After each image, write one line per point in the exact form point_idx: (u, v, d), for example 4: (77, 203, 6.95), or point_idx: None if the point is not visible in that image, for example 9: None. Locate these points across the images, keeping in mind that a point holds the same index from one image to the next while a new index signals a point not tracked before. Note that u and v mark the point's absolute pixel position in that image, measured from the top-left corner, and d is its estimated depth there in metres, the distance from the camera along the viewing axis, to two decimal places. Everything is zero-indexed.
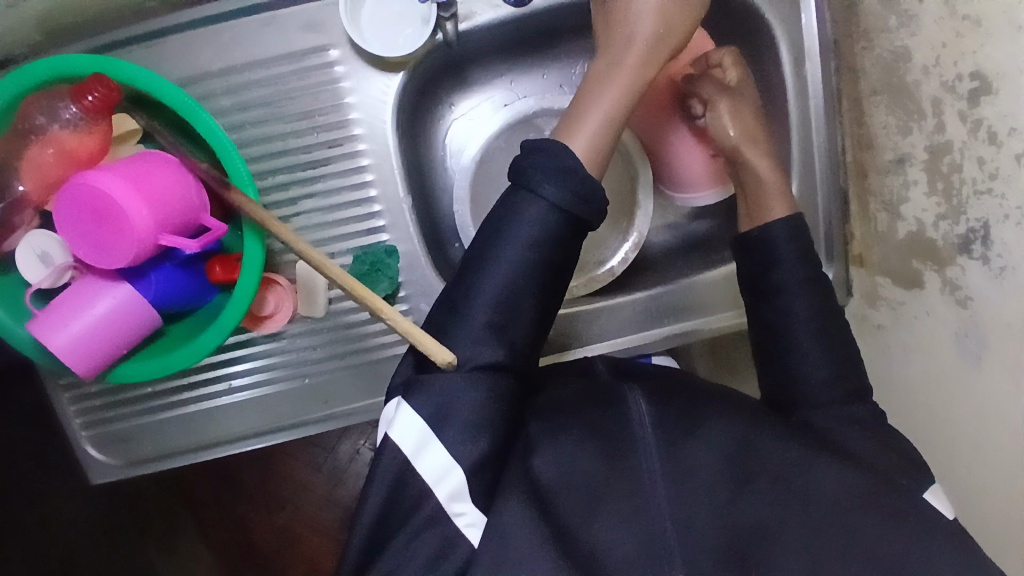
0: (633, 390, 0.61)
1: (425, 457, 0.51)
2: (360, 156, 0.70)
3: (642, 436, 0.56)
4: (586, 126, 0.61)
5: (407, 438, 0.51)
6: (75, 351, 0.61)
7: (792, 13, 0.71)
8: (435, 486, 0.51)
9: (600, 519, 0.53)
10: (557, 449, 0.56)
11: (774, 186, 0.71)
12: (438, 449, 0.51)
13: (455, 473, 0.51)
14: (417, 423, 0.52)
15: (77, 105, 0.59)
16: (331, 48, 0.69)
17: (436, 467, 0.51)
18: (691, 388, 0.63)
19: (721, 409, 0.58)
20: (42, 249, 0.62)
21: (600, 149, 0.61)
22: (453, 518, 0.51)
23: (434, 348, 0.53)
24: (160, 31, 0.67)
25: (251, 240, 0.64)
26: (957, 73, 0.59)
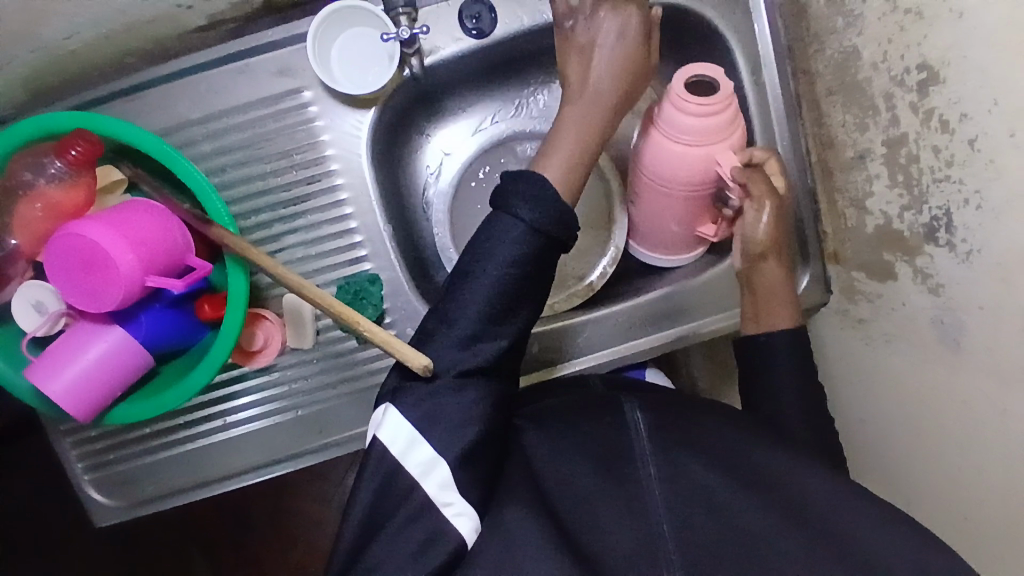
0: (631, 402, 0.62)
1: (412, 455, 0.51)
2: (338, 190, 0.73)
3: (642, 449, 0.58)
4: (558, 154, 0.59)
5: (396, 439, 0.52)
6: (72, 396, 0.63)
7: (745, 23, 0.73)
8: (422, 480, 0.51)
9: (602, 526, 0.55)
10: (547, 455, 0.58)
11: (785, 292, 0.71)
12: (425, 446, 0.51)
13: (441, 466, 0.51)
14: (405, 424, 0.52)
15: (62, 159, 0.62)
16: (304, 90, 0.72)
17: (423, 462, 0.51)
18: (688, 401, 0.65)
19: (716, 423, 0.60)
20: (37, 299, 0.65)
21: (574, 177, 0.59)
22: (443, 509, 0.51)
23: (410, 355, 0.53)
24: (141, 85, 0.71)
25: (235, 274, 0.66)
26: (905, 66, 0.61)
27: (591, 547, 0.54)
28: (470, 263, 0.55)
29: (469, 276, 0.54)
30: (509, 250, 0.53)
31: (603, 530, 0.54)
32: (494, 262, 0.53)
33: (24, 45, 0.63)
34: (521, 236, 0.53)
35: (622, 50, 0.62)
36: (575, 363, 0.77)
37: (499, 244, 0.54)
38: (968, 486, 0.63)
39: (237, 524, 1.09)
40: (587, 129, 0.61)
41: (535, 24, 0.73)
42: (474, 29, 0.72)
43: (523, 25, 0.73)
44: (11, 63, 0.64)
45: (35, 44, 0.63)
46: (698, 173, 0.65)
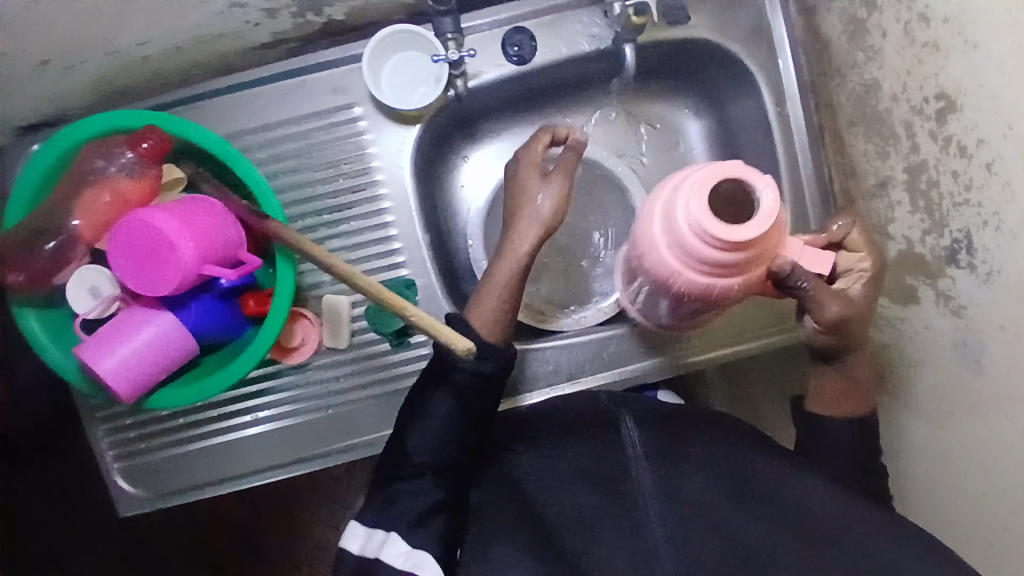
0: (625, 416, 0.67)
1: (369, 542, 0.58)
2: (381, 199, 0.77)
3: (636, 464, 0.62)
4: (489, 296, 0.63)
5: (353, 539, 0.59)
6: (120, 373, 0.65)
7: (769, 59, 0.77)
8: (381, 553, 0.57)
9: (599, 547, 0.57)
10: (546, 471, 0.63)
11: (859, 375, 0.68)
12: (377, 532, 0.58)
13: (393, 536, 0.58)
14: (356, 525, 0.59)
15: (132, 151, 0.66)
16: (354, 106, 0.77)
17: (378, 543, 0.58)
18: (684, 415, 0.69)
19: (705, 437, 0.65)
20: (92, 283, 0.68)
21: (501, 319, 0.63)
22: (404, 566, 0.56)
23: (456, 337, 0.57)
24: (201, 95, 0.76)
25: (284, 267, 0.70)
26: (924, 96, 0.64)
27: (587, 557, 0.56)
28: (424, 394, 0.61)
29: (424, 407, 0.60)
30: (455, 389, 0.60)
31: (601, 544, 0.57)
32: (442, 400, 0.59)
33: (101, 49, 0.68)
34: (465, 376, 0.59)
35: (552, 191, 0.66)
36: (596, 376, 0.79)
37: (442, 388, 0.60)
38: (988, 510, 0.63)
39: (249, 543, 1.10)
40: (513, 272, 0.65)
41: (572, 54, 0.77)
42: (516, 55, 0.76)
43: (561, 54, 0.77)
44: (85, 64, 0.69)
45: (112, 48, 0.68)
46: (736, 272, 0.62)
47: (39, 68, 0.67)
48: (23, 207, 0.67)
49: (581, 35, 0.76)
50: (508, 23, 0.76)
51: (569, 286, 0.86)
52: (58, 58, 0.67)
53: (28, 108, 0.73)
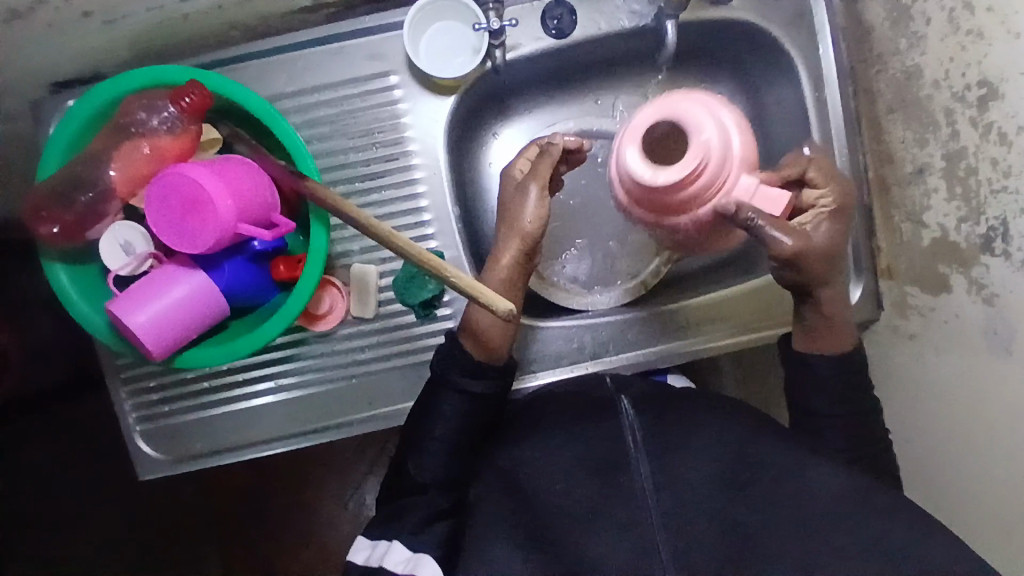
0: (623, 399, 0.65)
1: (374, 552, 0.62)
2: (414, 170, 0.77)
3: (636, 449, 0.61)
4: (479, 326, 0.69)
5: (361, 553, 0.63)
6: (153, 331, 0.65)
7: (810, 44, 0.77)
8: (384, 561, 0.60)
9: (593, 537, 0.57)
10: (543, 462, 0.62)
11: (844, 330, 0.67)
12: (382, 543, 0.62)
13: (396, 544, 0.61)
14: (365, 541, 0.64)
15: (175, 106, 0.65)
16: (391, 74, 0.77)
17: (382, 552, 0.61)
18: (684, 396, 0.67)
19: (714, 419, 0.63)
20: (125, 240, 0.69)
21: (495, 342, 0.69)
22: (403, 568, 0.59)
23: (496, 298, 0.55)
24: (240, 57, 0.76)
25: (317, 230, 0.69)
26: (966, 82, 0.64)
27: (584, 547, 0.57)
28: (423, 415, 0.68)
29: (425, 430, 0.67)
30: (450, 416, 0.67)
31: (599, 536, 0.57)
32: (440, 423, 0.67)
33: (143, 3, 0.67)
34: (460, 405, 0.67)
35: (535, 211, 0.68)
36: (622, 356, 0.80)
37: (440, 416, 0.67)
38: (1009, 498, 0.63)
39: (255, 517, 1.10)
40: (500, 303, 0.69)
41: (611, 30, 0.77)
42: (555, 28, 0.76)
43: (600, 30, 0.77)
44: (126, 19, 0.68)
45: (154, 4, 0.67)
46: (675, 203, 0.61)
47: (80, 20, 0.66)
48: (59, 155, 0.67)
49: (621, 11, 0.76)
50: None
51: (596, 266, 0.86)
52: (99, 11, 0.66)
53: (67, 61, 0.72)
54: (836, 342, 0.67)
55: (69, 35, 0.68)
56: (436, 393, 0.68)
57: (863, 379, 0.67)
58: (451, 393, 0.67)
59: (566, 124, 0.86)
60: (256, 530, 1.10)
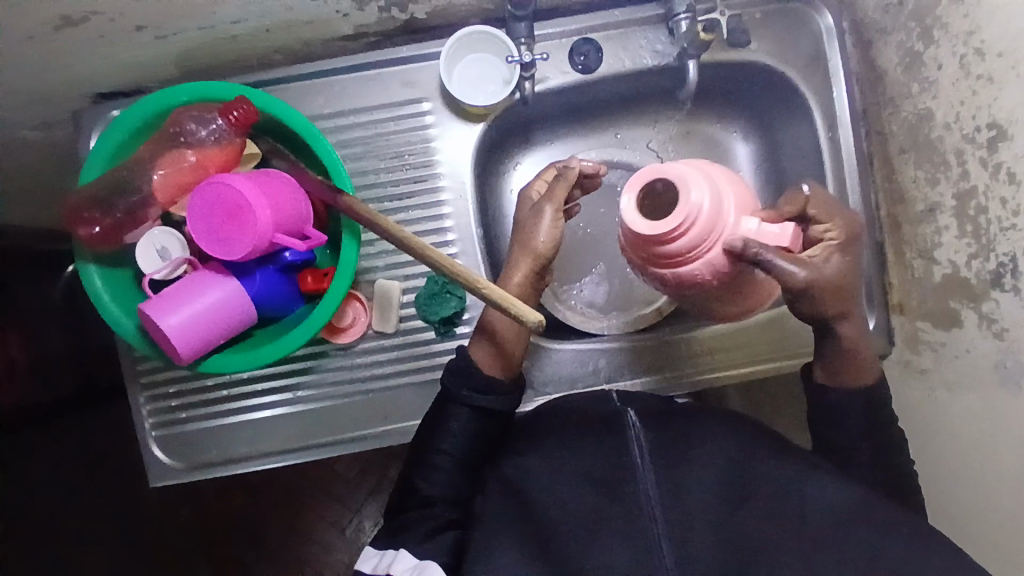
0: (628, 411, 0.66)
1: (380, 561, 0.63)
2: (440, 192, 0.80)
3: (640, 462, 0.61)
4: (490, 341, 0.71)
5: (367, 563, 0.63)
6: (181, 333, 0.66)
7: (824, 86, 0.80)
8: (391, 569, 0.61)
9: (596, 550, 0.57)
10: (550, 477, 0.63)
11: (868, 353, 0.67)
12: (389, 552, 0.63)
13: (403, 552, 0.62)
14: (372, 551, 0.64)
15: (223, 120, 0.68)
16: (424, 100, 0.80)
17: (389, 559, 0.62)
18: (682, 413, 0.67)
19: (711, 436, 0.63)
20: (163, 245, 0.71)
21: (505, 357, 0.71)
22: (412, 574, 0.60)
23: (525, 310, 0.55)
24: (281, 79, 0.79)
25: (348, 244, 0.71)
26: (976, 125, 0.67)
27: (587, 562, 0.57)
28: (433, 429, 0.68)
29: (435, 444, 0.67)
30: (458, 431, 0.67)
31: (603, 548, 0.57)
32: (448, 436, 0.67)
33: (196, 22, 0.70)
34: (467, 419, 0.67)
35: (548, 235, 0.70)
36: (635, 381, 0.81)
37: (448, 430, 0.67)
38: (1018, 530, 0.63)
39: (252, 538, 1.09)
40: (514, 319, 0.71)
41: (636, 67, 0.80)
42: (581, 64, 0.80)
43: (624, 67, 0.81)
44: (176, 35, 0.72)
45: (206, 23, 0.71)
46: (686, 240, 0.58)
47: (133, 34, 0.69)
48: (102, 162, 0.69)
49: (645, 50, 0.80)
50: (576, 34, 0.80)
51: (612, 293, 0.89)
52: (152, 26, 0.69)
53: (115, 72, 0.76)
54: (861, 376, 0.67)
55: (120, 47, 0.71)
56: (444, 411, 0.68)
57: (880, 407, 0.67)
58: (460, 408, 0.68)
59: (588, 155, 0.90)
60: (253, 551, 1.09)
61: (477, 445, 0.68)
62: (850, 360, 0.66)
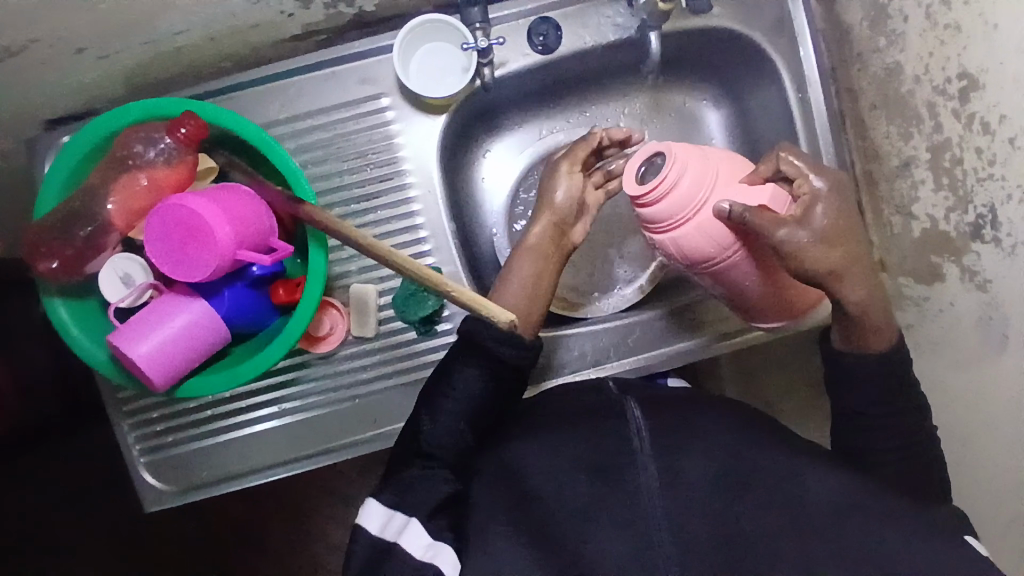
0: (631, 403, 0.66)
1: (389, 525, 0.59)
2: (408, 189, 0.78)
3: (641, 448, 0.61)
4: (511, 292, 0.68)
5: (372, 520, 0.60)
6: (153, 361, 0.65)
7: (791, 48, 0.78)
8: (400, 539, 0.58)
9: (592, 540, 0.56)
10: (543, 468, 0.62)
11: (880, 306, 0.63)
12: (398, 518, 0.59)
13: (414, 524, 0.58)
14: (380, 508, 0.60)
15: (171, 137, 0.65)
16: (383, 96, 0.78)
17: (399, 527, 0.58)
18: (685, 401, 0.67)
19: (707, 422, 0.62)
20: (125, 272, 0.68)
21: (528, 312, 0.67)
22: (420, 553, 0.57)
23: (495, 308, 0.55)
24: (233, 86, 0.77)
25: (315, 252, 0.69)
26: (947, 76, 0.65)
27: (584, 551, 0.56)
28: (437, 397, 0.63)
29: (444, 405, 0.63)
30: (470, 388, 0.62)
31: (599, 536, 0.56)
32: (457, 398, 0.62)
33: (139, 37, 0.68)
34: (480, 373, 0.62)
35: (571, 192, 0.72)
36: (622, 363, 0.80)
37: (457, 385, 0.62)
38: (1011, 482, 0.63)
39: (258, 546, 1.09)
40: (541, 272, 0.69)
41: (596, 44, 0.78)
42: (541, 45, 0.77)
43: (586, 43, 0.78)
44: (120, 53, 0.69)
45: (149, 37, 0.68)
46: (678, 208, 0.62)
47: (75, 56, 0.67)
48: (58, 190, 0.67)
49: (606, 25, 0.78)
50: (534, 14, 0.78)
51: (592, 272, 0.88)
52: (94, 46, 0.67)
53: (62, 96, 0.73)
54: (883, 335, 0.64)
55: (63, 71, 0.68)
56: (447, 382, 0.63)
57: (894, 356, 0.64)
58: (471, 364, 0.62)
59: (555, 137, 0.88)
60: (260, 559, 1.09)
61: (483, 410, 0.63)
62: (862, 321, 0.63)
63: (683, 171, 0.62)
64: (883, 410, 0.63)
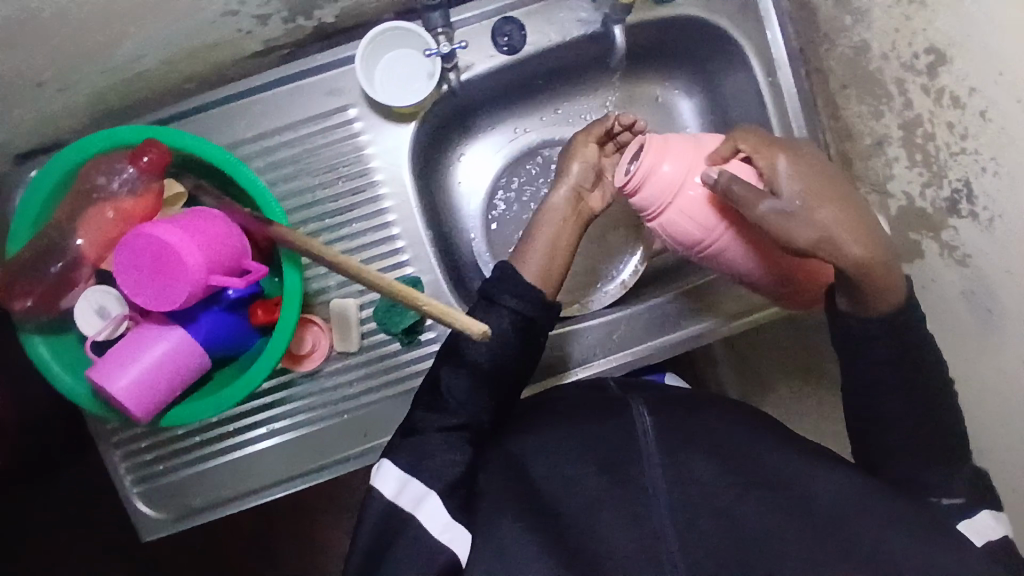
0: (637, 404, 0.66)
1: (404, 493, 0.57)
2: (382, 199, 0.77)
3: (647, 447, 0.61)
4: (534, 255, 0.68)
5: (387, 484, 0.58)
6: (133, 393, 0.64)
7: (758, 31, 0.77)
8: (417, 510, 0.56)
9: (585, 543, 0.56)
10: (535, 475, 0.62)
11: (889, 269, 0.58)
12: (415, 487, 0.57)
13: (432, 497, 0.57)
14: (396, 473, 0.58)
15: (134, 166, 0.65)
16: (349, 107, 0.77)
17: (415, 498, 0.57)
18: (688, 399, 0.68)
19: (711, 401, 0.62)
20: (100, 304, 0.67)
21: (551, 274, 0.67)
22: (435, 530, 0.56)
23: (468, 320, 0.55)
24: (197, 108, 0.75)
25: (290, 271, 0.69)
26: (914, 52, 0.65)
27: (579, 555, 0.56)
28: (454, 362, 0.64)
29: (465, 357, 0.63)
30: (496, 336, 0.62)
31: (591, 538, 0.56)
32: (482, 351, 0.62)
33: (98, 65, 0.67)
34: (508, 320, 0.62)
35: (586, 164, 0.72)
36: (608, 361, 0.79)
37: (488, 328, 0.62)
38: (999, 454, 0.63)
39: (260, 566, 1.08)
40: (562, 235, 0.69)
41: (562, 41, 0.77)
42: (506, 45, 0.77)
43: (551, 40, 0.77)
44: (80, 84, 0.68)
45: (108, 65, 0.67)
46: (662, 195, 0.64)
47: (35, 90, 0.66)
48: (28, 227, 0.66)
49: (570, 20, 0.77)
50: (496, 14, 0.77)
51: (577, 268, 0.88)
52: (53, 79, 0.66)
53: (24, 132, 0.72)
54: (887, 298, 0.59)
55: (23, 106, 0.67)
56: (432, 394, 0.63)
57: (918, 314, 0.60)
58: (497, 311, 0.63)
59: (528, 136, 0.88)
60: None
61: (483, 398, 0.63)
62: (869, 284, 0.58)
63: (660, 161, 0.64)
64: (896, 390, 0.60)
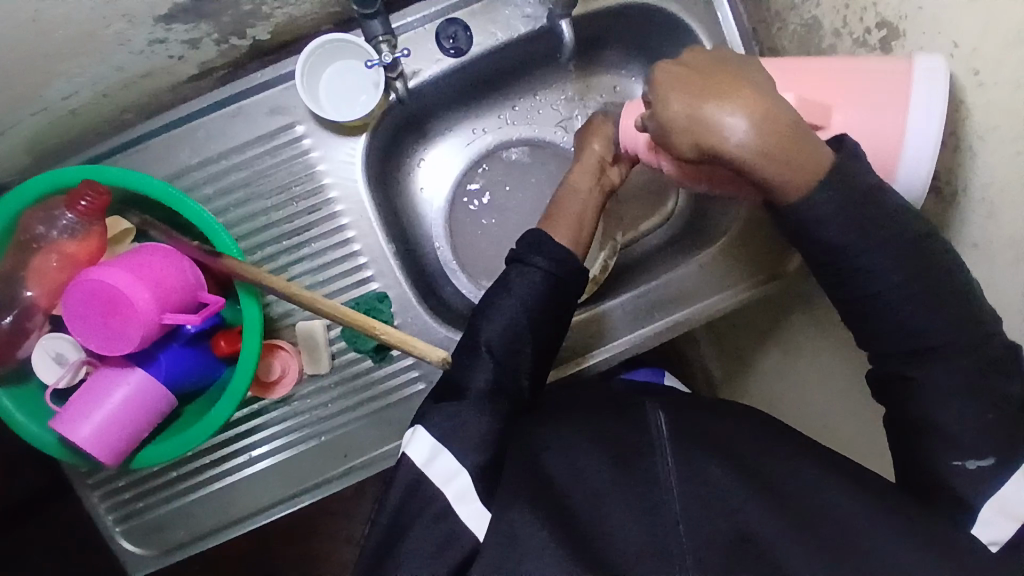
0: (655, 410, 0.63)
1: (435, 465, 0.55)
2: (339, 216, 0.75)
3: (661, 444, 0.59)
4: (565, 219, 0.68)
5: (419, 452, 0.56)
6: (99, 439, 0.63)
7: (707, 13, 0.75)
8: (445, 487, 0.54)
9: None
10: None
11: (787, 143, 0.51)
12: (447, 460, 0.55)
13: (463, 475, 0.55)
14: (430, 441, 0.56)
15: (72, 211, 0.64)
16: (296, 124, 0.75)
17: (445, 472, 0.55)
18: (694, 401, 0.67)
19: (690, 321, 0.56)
20: (56, 350, 0.66)
21: (581, 237, 0.67)
22: (459, 514, 0.54)
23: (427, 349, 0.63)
24: (139, 138, 0.73)
25: (248, 302, 0.67)
26: (865, 27, 0.63)
27: None
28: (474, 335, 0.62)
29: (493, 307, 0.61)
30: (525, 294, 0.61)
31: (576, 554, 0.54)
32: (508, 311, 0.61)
33: (27, 108, 0.65)
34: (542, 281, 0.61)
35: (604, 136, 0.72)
36: (607, 352, 0.76)
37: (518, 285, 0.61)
38: None
39: None
40: (588, 202, 0.69)
41: (509, 39, 0.75)
42: (452, 48, 0.75)
43: (498, 39, 0.75)
44: (12, 128, 0.66)
45: (38, 106, 0.65)
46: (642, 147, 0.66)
47: None
48: None
49: (515, 17, 0.75)
50: (439, 16, 0.75)
51: None
52: None
53: None
54: (810, 171, 0.52)
55: None
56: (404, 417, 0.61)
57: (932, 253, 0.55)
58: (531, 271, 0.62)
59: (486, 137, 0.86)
60: None
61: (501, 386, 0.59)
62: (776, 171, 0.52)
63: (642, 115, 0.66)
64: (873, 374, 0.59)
